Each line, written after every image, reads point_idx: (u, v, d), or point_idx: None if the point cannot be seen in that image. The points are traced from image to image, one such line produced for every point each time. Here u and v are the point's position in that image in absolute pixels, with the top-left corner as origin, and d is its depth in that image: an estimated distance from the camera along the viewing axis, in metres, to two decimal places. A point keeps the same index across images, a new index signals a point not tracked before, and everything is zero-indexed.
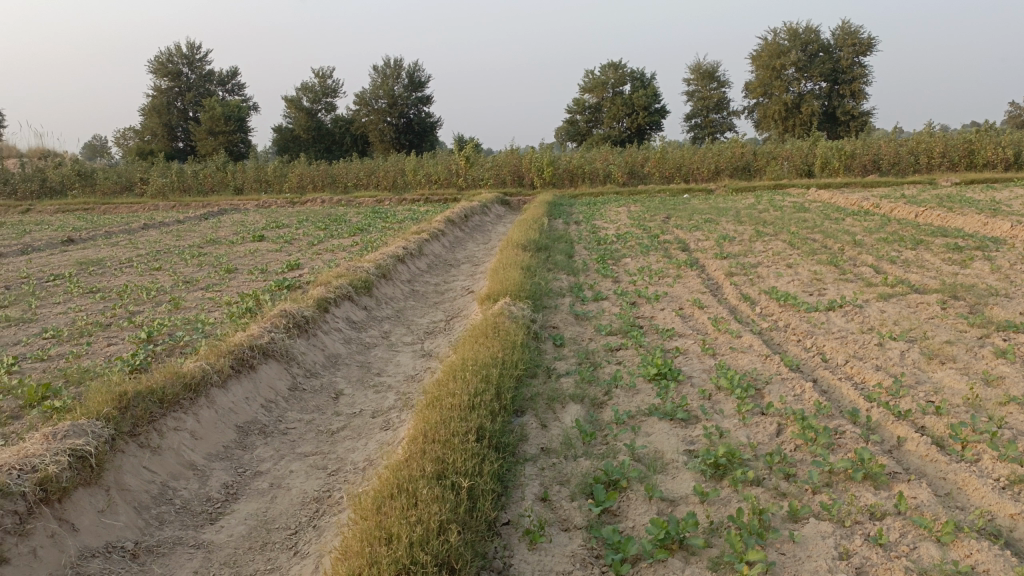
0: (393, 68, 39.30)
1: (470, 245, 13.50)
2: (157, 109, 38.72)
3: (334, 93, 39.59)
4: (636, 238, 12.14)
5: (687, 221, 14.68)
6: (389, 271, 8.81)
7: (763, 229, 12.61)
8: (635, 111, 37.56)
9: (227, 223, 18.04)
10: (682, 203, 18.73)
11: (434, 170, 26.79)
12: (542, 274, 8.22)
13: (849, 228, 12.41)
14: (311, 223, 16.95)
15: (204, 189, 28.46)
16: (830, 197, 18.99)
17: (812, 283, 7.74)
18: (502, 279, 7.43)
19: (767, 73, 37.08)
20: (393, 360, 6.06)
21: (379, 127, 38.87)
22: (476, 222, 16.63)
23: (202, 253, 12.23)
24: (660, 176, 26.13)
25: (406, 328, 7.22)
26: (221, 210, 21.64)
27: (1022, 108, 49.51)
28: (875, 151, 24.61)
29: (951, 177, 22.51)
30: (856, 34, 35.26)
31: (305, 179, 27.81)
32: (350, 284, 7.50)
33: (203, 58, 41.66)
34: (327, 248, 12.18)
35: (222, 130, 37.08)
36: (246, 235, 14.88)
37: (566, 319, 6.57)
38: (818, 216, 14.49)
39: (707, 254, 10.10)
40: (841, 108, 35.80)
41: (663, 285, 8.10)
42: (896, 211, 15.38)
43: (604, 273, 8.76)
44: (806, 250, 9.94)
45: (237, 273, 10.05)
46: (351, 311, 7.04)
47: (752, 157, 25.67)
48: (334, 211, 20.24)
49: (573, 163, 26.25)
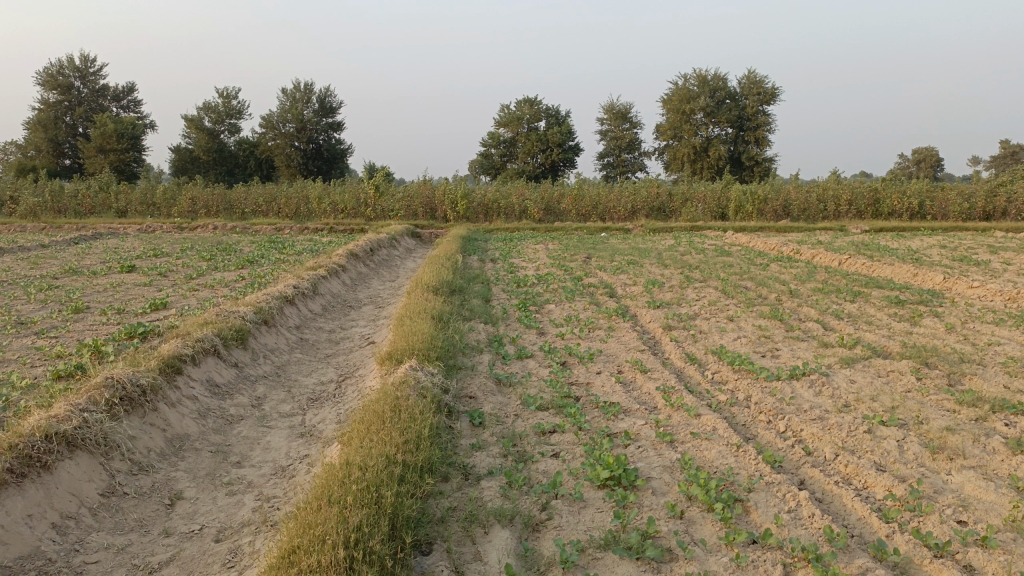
0: (303, 92, 37.55)
1: (374, 283, 12.16)
2: (42, 123, 35.63)
3: (239, 115, 37.49)
4: (559, 280, 11.10)
5: (609, 262, 13.84)
6: (272, 316, 7.39)
7: (691, 274, 11.82)
8: (550, 148, 37.17)
9: (100, 249, 16.02)
10: (601, 242, 17.97)
11: (341, 199, 25.21)
12: (456, 325, 6.99)
13: (779, 276, 11.74)
14: (195, 253, 15.15)
15: (83, 211, 25.89)
16: (749, 241, 18.65)
17: (763, 342, 6.80)
18: (407, 331, 6.14)
19: (677, 116, 37.46)
20: (261, 443, 4.67)
21: (286, 153, 36.91)
22: (382, 256, 15.29)
23: (53, 286, 10.39)
24: (576, 214, 25.43)
25: (286, 392, 5.83)
26: (97, 235, 19.45)
27: (908, 160, 52.18)
28: (786, 197, 24.76)
29: (860, 224, 22.77)
30: (761, 83, 36.08)
31: (199, 204, 25.73)
32: (217, 334, 6.10)
33: (97, 72, 38.73)
34: (206, 284, 10.57)
35: (114, 148, 34.38)
36: (115, 265, 13.02)
37: (485, 386, 5.35)
38: (743, 262, 13.87)
39: (638, 303, 9.11)
40: (747, 153, 36.44)
41: (596, 341, 6.99)
42: (818, 257, 14.98)
43: (527, 323, 7.63)
44: (744, 301, 9.08)
45: (87, 313, 8.38)
46: (215, 371, 5.64)
47: (667, 198, 25.42)
48: (225, 240, 18.44)
49: (487, 198, 25.30)
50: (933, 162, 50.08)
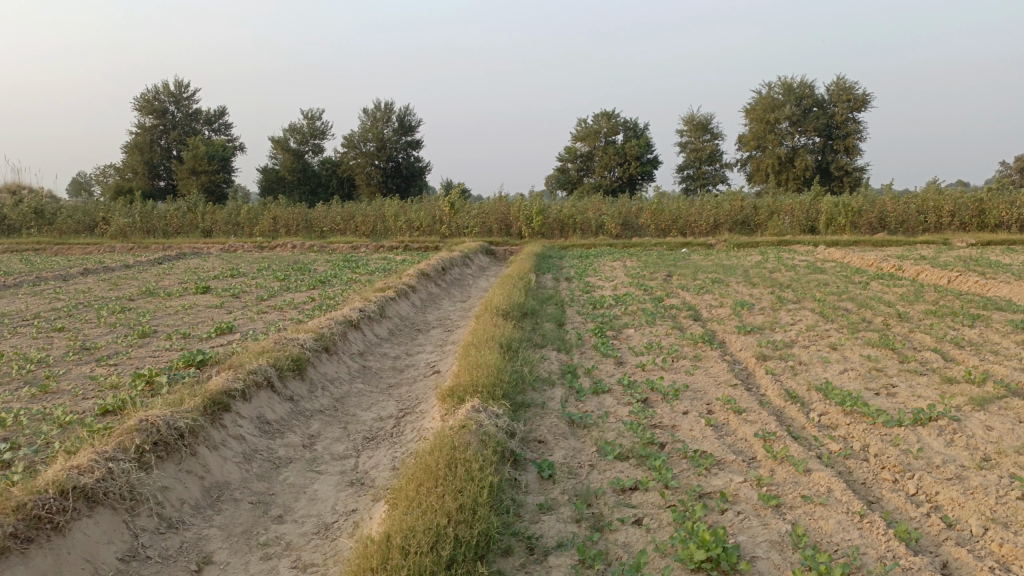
0: (383, 111, 37.97)
1: (445, 303, 11.75)
2: (138, 146, 37.15)
3: (321, 135, 38.19)
4: (639, 301, 10.42)
5: (693, 280, 13.07)
6: (333, 343, 7.01)
7: (784, 294, 10.95)
8: (627, 161, 36.37)
9: (181, 270, 16.22)
10: (682, 259, 17.16)
11: (417, 217, 25.11)
12: (526, 354, 6.43)
13: (882, 296, 10.74)
14: (270, 273, 15.14)
15: (171, 231, 26.66)
16: (843, 256, 17.48)
17: (874, 378, 5.98)
18: (472, 363, 5.61)
19: (760, 127, 36.08)
20: (307, 493, 4.20)
21: (366, 171, 37.34)
22: (456, 275, 14.93)
23: (127, 308, 10.38)
24: (655, 229, 24.56)
25: (341, 429, 5.38)
26: (181, 255, 19.84)
27: (1011, 168, 48.88)
28: (882, 208, 23.27)
29: (965, 238, 21.10)
30: (850, 90, 34.34)
31: (279, 223, 26.15)
32: (272, 364, 5.74)
33: (190, 97, 40.18)
34: (275, 306, 10.38)
35: (204, 170, 35.47)
36: (191, 286, 13.02)
37: (556, 429, 4.77)
38: (839, 280, 12.86)
39: (726, 327, 8.35)
40: (835, 163, 34.73)
41: (681, 372, 6.30)
42: (923, 275, 13.77)
43: (605, 351, 7.00)
44: (847, 326, 8.22)
45: (153, 338, 8.24)
46: (267, 407, 5.26)
47: (752, 211, 24.25)
48: (301, 259, 18.48)
49: (564, 213, 24.73)
50: None
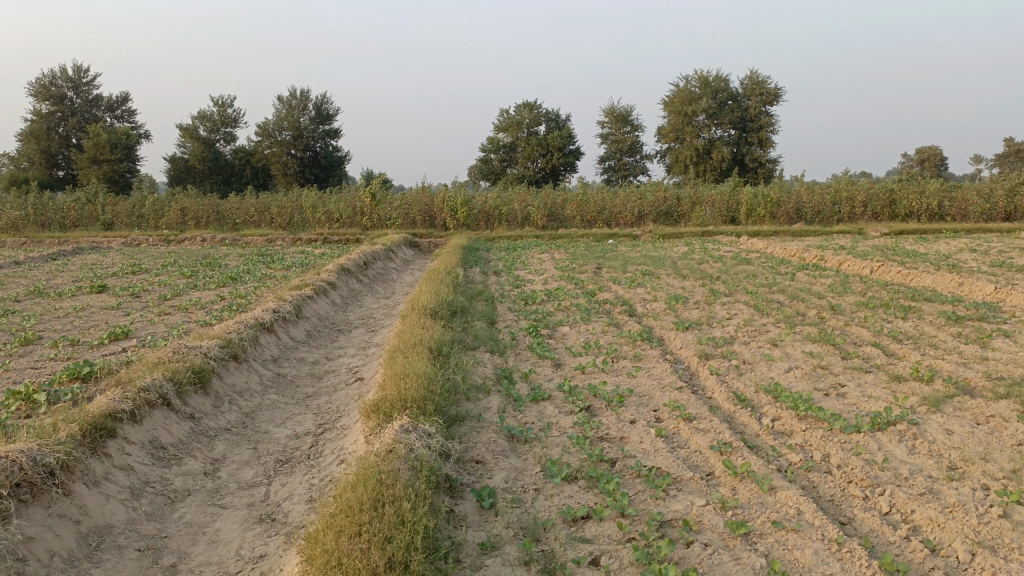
0: (300, 99, 36.58)
1: (368, 301, 11.10)
2: (34, 134, 34.67)
3: (234, 123, 36.51)
4: (571, 296, 10.02)
5: (623, 273, 12.82)
6: (243, 350, 6.34)
7: (716, 287, 10.78)
8: (550, 152, 36.16)
9: (78, 266, 14.98)
10: (609, 251, 16.94)
11: (336, 208, 24.17)
12: (458, 359, 5.93)
13: (811, 288, 10.69)
14: (176, 269, 14.10)
15: (69, 224, 24.86)
16: (766, 246, 17.63)
17: (822, 378, 5.75)
18: (399, 373, 5.07)
19: (679, 119, 36.45)
20: (207, 535, 3.60)
21: (282, 161, 35.90)
22: (378, 269, 14.26)
23: (11, 312, 9.34)
24: (580, 220, 24.37)
25: (250, 451, 4.77)
26: (78, 250, 18.41)
27: (911, 160, 51.04)
28: (799, 199, 23.70)
29: (878, 228, 21.66)
30: (763, 84, 35.09)
31: (188, 215, 24.76)
32: (168, 378, 5.07)
33: (90, 82, 37.72)
34: (180, 306, 9.53)
35: (108, 159, 33.37)
36: (87, 284, 11.94)
37: (494, 446, 4.29)
38: (766, 271, 12.82)
39: (664, 323, 8.03)
40: (750, 155, 35.39)
41: (623, 375, 5.92)
42: (846, 265, 13.91)
43: (541, 352, 6.57)
44: (783, 320, 8.04)
45: (37, 346, 7.33)
46: (162, 429, 4.61)
47: (675, 202, 24.34)
48: (213, 254, 17.43)
49: (488, 204, 24.25)
50: (937, 161, 49.08)
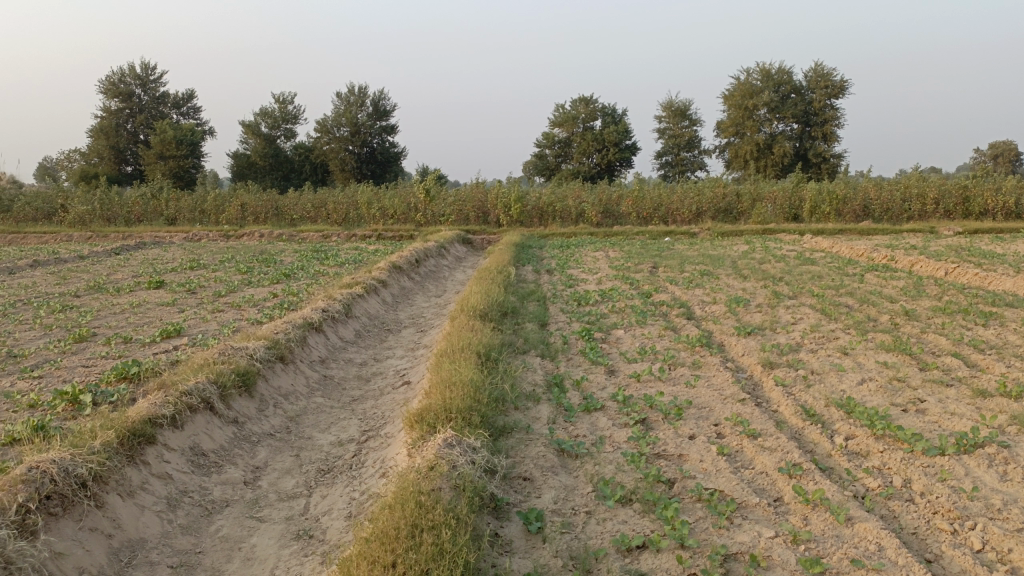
0: (357, 95, 36.88)
1: (419, 299, 10.97)
2: (104, 130, 35.74)
3: (294, 120, 37.02)
4: (626, 297, 9.70)
5: (681, 273, 12.43)
6: (290, 351, 6.23)
7: (779, 289, 10.31)
8: (606, 147, 35.68)
9: (139, 261, 15.26)
10: (666, 249, 16.50)
11: (391, 204, 24.23)
12: (507, 365, 5.71)
13: (881, 290, 10.15)
14: (233, 265, 14.24)
15: (134, 219, 25.50)
16: (831, 245, 16.96)
17: (898, 392, 5.34)
18: (445, 381, 4.86)
19: (738, 113, 35.53)
20: (241, 551, 3.45)
21: (340, 157, 36.26)
22: (430, 266, 14.16)
23: (70, 306, 9.48)
24: (636, 217, 23.92)
25: (292, 458, 4.63)
26: (141, 245, 18.83)
27: (985, 154, 48.81)
28: (865, 196, 22.79)
29: (951, 226, 20.65)
30: (828, 76, 33.91)
31: (247, 210, 25.18)
32: (212, 381, 4.97)
33: (157, 80, 38.73)
34: (232, 303, 9.54)
35: (173, 155, 34.18)
36: (146, 279, 12.10)
37: (543, 461, 4.05)
38: (832, 271, 12.27)
39: (724, 327, 7.67)
40: (813, 149, 34.29)
41: (681, 384, 5.61)
42: (918, 266, 13.22)
43: (594, 358, 6.30)
44: (853, 326, 7.59)
45: (91, 343, 7.39)
46: (203, 435, 4.50)
47: (735, 199, 23.67)
48: (269, 249, 17.60)
49: (542, 200, 23.99)
50: (1013, 156, 46.84)
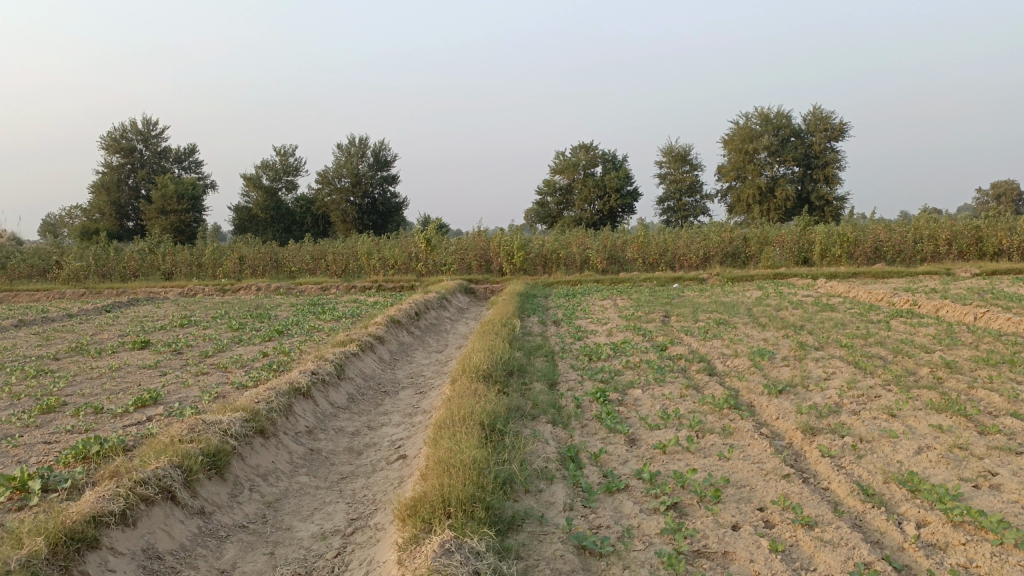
0: (358, 146, 36.79)
1: (418, 356, 10.33)
2: (105, 186, 35.55)
3: (296, 172, 36.88)
4: (639, 351, 9.04)
5: (695, 322, 11.80)
6: (271, 423, 5.58)
7: (803, 339, 9.66)
8: (607, 193, 35.34)
9: (130, 319, 14.65)
10: (676, 296, 15.90)
11: (391, 254, 23.73)
12: (514, 437, 5.02)
13: (912, 339, 9.50)
14: (225, 321, 13.63)
15: (130, 274, 24.98)
16: (846, 290, 16.33)
17: (964, 463, 4.66)
18: (443, 462, 4.18)
19: (739, 157, 35.28)
20: None
21: (341, 208, 35.97)
22: (431, 319, 13.55)
23: (46, 372, 8.83)
24: (642, 263, 23.37)
25: (265, 558, 3.93)
26: (134, 301, 18.25)
27: (987, 195, 48.48)
28: (876, 238, 22.25)
29: (967, 267, 20.02)
30: (827, 119, 33.68)
31: (246, 263, 24.71)
32: (175, 465, 4.31)
33: (158, 135, 38.74)
34: (219, 365, 8.89)
35: (175, 209, 33.89)
36: (133, 338, 11.48)
37: (562, 565, 3.36)
38: (854, 318, 11.61)
39: (751, 385, 6.99)
40: (815, 192, 33.91)
41: (714, 456, 4.93)
42: (943, 310, 12.56)
43: (611, 425, 5.62)
44: (893, 381, 6.91)
45: (57, 414, 6.70)
46: (160, 532, 3.84)
47: (742, 243, 23.13)
48: (265, 303, 17.00)
49: (546, 248, 23.46)
50: (1015, 195, 46.47)
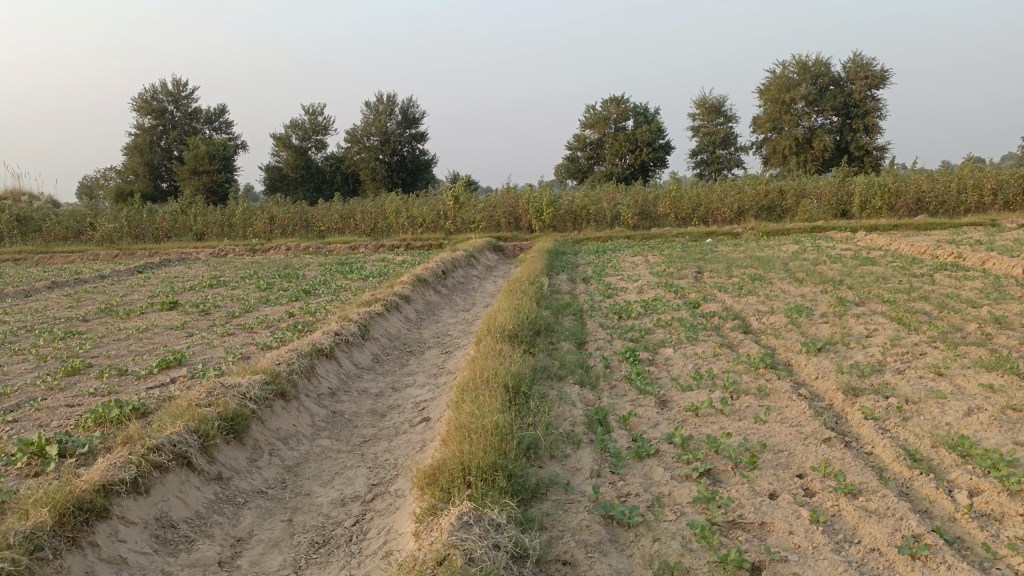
0: (387, 104, 36.41)
1: (445, 315, 10.16)
2: (138, 147, 35.72)
3: (325, 131, 36.69)
4: (671, 308, 8.77)
5: (730, 278, 11.46)
6: (292, 386, 5.45)
7: (843, 294, 9.29)
8: (639, 147, 34.61)
9: (160, 279, 14.68)
10: (709, 251, 15.51)
11: (419, 212, 23.53)
12: (540, 400, 4.82)
13: (958, 293, 9.09)
14: (252, 281, 13.60)
15: (162, 235, 25.14)
16: (887, 243, 15.79)
17: (1018, 426, 4.37)
18: (465, 428, 4.00)
19: (776, 107, 34.22)
20: None
21: (371, 166, 35.76)
22: (459, 277, 13.37)
23: (74, 333, 8.82)
24: (674, 218, 22.88)
25: (283, 525, 3.82)
26: (165, 262, 18.34)
27: None
28: (919, 188, 21.45)
29: (1015, 218, 19.24)
30: (868, 66, 32.40)
31: (276, 223, 24.70)
32: (191, 430, 4.20)
33: (189, 95, 38.69)
34: (244, 325, 8.81)
35: (206, 170, 33.96)
36: (162, 299, 11.48)
37: (588, 537, 3.17)
38: (896, 272, 11.17)
39: (788, 343, 6.70)
40: (854, 142, 32.83)
41: (750, 419, 4.69)
42: (990, 263, 12.05)
43: (641, 387, 5.40)
44: (940, 338, 6.57)
45: (82, 377, 6.67)
46: (175, 501, 3.74)
47: (778, 196, 22.49)
48: (294, 263, 16.96)
49: (576, 204, 23.07)
50: None
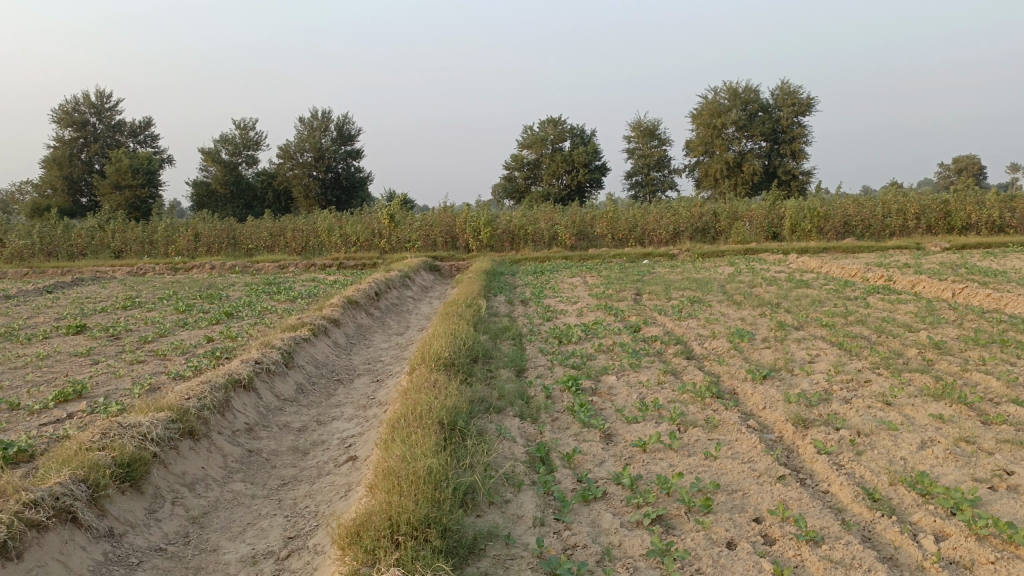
0: (321, 120, 35.67)
1: (377, 339, 9.68)
2: (57, 160, 34.00)
3: (256, 146, 35.68)
4: (612, 332, 8.53)
5: (669, 300, 11.34)
6: (201, 423, 4.93)
7: (782, 318, 9.22)
8: (575, 169, 34.75)
9: (71, 301, 13.73)
10: (647, 273, 15.43)
11: (353, 231, 22.91)
12: (477, 439, 4.44)
13: (893, 317, 9.11)
14: (171, 303, 12.83)
15: (78, 252, 23.80)
16: (818, 265, 16.03)
17: (973, 460, 4.21)
18: (394, 473, 3.59)
19: (708, 131, 34.84)
20: None
21: (304, 183, 34.85)
22: (392, 299, 12.90)
23: None
24: (611, 239, 22.88)
25: None
26: (79, 282, 17.27)
27: (949, 171, 48.79)
28: (846, 212, 21.97)
29: (936, 242, 19.86)
30: (795, 94, 33.37)
31: (201, 240, 23.69)
32: (79, 480, 3.67)
33: (113, 108, 37.13)
34: (158, 352, 8.16)
35: (130, 184, 32.52)
36: (71, 322, 10.66)
37: None
38: (831, 296, 11.22)
39: (732, 369, 6.51)
40: (783, 167, 33.68)
41: (701, 455, 4.41)
42: (919, 287, 12.26)
43: (585, 419, 5.07)
44: (882, 365, 6.47)
45: None
46: (54, 565, 3.21)
47: (712, 218, 22.73)
48: (219, 283, 16.16)
49: (513, 224, 22.86)
50: (976, 170, 46.71)
